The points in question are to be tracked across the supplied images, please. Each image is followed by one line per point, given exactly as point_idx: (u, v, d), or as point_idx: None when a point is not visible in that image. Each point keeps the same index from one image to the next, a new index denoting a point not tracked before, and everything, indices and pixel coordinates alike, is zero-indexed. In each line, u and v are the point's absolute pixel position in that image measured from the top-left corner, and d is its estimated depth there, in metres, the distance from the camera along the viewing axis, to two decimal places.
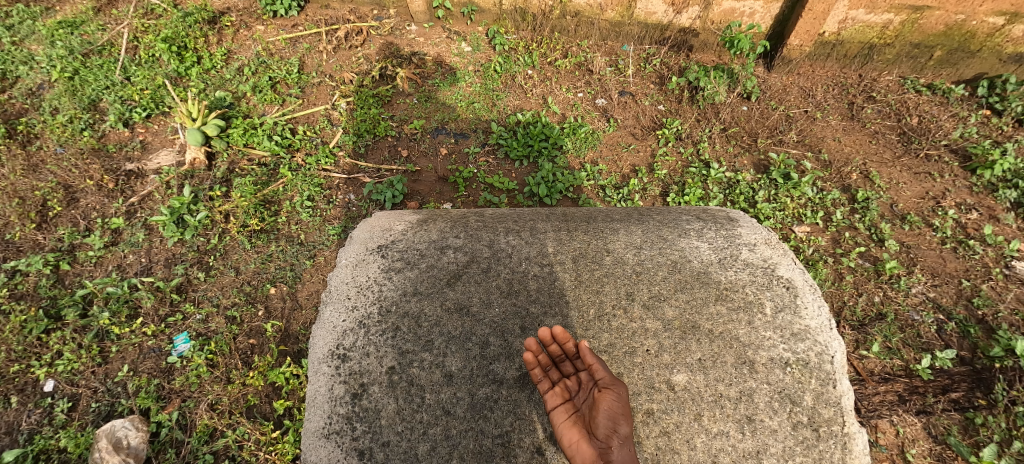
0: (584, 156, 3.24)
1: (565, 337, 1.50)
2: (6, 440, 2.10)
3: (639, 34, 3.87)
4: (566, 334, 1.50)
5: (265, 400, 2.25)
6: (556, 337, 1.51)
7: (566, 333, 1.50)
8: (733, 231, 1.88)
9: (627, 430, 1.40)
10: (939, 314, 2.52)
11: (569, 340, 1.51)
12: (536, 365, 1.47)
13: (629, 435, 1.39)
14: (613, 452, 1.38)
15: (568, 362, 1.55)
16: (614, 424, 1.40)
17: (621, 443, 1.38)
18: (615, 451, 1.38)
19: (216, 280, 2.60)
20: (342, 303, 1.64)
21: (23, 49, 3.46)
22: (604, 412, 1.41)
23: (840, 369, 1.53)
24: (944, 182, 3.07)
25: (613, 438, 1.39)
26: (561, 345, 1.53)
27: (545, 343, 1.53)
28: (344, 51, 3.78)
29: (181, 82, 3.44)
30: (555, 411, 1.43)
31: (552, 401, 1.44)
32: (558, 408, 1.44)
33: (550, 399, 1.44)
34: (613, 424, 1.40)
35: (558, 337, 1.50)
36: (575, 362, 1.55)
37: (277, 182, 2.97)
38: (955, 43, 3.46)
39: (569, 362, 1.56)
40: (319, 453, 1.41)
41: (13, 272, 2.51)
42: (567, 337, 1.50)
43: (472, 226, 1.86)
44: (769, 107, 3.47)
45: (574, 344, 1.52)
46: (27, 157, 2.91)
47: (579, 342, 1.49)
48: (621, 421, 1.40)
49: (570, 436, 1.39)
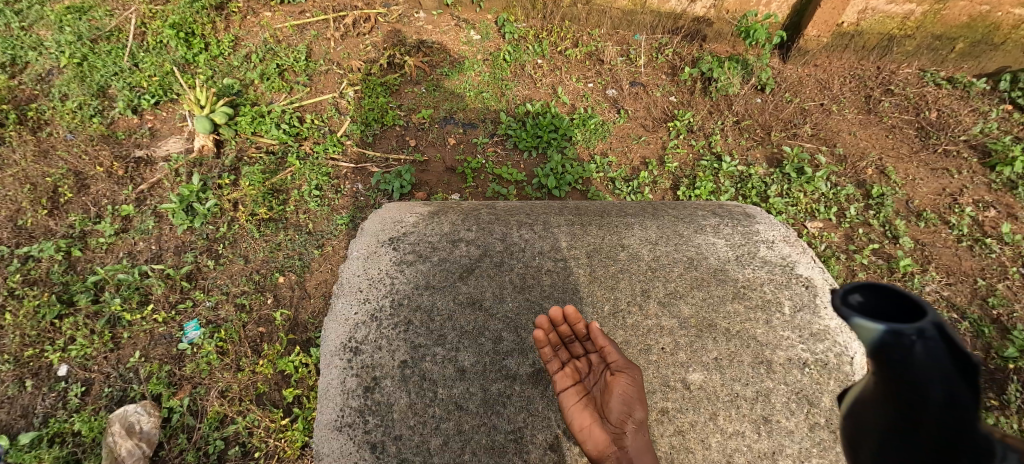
0: (594, 147, 3.20)
1: (577, 318, 1.49)
2: (22, 423, 2.15)
3: (651, 23, 3.79)
4: (578, 315, 1.49)
5: (275, 388, 2.27)
6: (567, 317, 1.50)
7: (579, 313, 1.49)
8: (751, 228, 1.86)
9: (642, 415, 1.38)
10: (953, 313, 2.49)
11: (581, 321, 1.50)
12: (546, 343, 1.44)
13: (643, 420, 1.38)
14: (627, 438, 1.37)
15: (577, 343, 1.54)
16: (628, 409, 1.39)
17: (635, 428, 1.37)
18: (628, 436, 1.37)
19: (226, 268, 2.60)
20: (354, 296, 1.63)
21: (32, 34, 3.42)
22: (617, 398, 1.39)
23: (859, 371, 1.51)
24: (962, 178, 3.02)
25: (627, 423, 1.38)
26: (570, 326, 1.52)
27: (553, 321, 1.51)
28: (352, 39, 3.73)
29: (189, 69, 3.41)
30: (566, 393, 1.40)
31: (561, 384, 1.42)
32: (567, 390, 1.41)
33: (560, 381, 1.42)
34: (627, 409, 1.39)
35: (569, 317, 1.48)
36: (585, 343, 1.54)
37: (285, 171, 2.95)
38: (978, 35, 3.39)
39: (578, 343, 1.54)
40: (331, 445, 1.41)
41: (26, 258, 2.52)
42: (578, 317, 1.49)
43: (484, 219, 1.85)
44: (784, 99, 3.41)
45: (584, 325, 1.52)
46: (38, 143, 2.91)
47: (590, 323, 1.49)
48: (635, 406, 1.39)
49: (582, 419, 1.37)
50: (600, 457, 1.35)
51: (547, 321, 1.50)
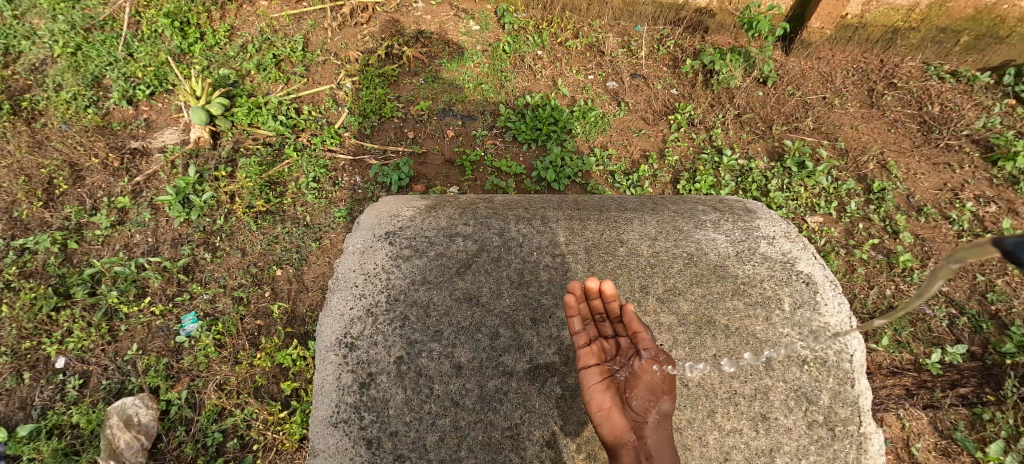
0: (594, 140, 3.18)
1: (613, 296, 1.52)
2: (21, 414, 2.15)
3: (653, 14, 3.74)
4: (614, 293, 1.52)
5: (272, 381, 2.26)
6: (603, 293, 1.52)
7: (616, 292, 1.52)
8: (752, 223, 1.84)
9: (667, 408, 1.39)
10: (952, 308, 2.48)
11: (617, 301, 1.53)
12: (576, 314, 1.47)
13: (668, 413, 1.39)
14: (647, 428, 1.37)
15: (607, 324, 1.56)
16: (654, 400, 1.40)
17: (657, 420, 1.38)
18: (648, 427, 1.38)
19: (223, 261, 2.59)
20: (349, 291, 1.61)
21: (25, 23, 3.37)
22: (644, 384, 1.41)
23: (858, 368, 1.50)
24: (964, 173, 3.00)
25: (651, 413, 1.39)
26: (604, 303, 1.55)
27: (586, 296, 1.54)
28: (349, 29, 3.68)
29: (185, 59, 3.37)
30: (587, 371, 1.40)
31: (585, 360, 1.41)
32: (590, 370, 1.40)
33: (584, 358, 1.42)
34: (654, 400, 1.39)
35: (606, 293, 1.51)
36: (616, 327, 1.55)
37: (282, 163, 2.92)
38: (983, 28, 3.35)
39: (609, 325, 1.55)
40: (327, 441, 1.40)
41: (22, 250, 2.51)
42: (614, 295, 1.52)
43: (482, 213, 1.83)
44: (786, 92, 3.37)
45: (618, 305, 1.54)
46: (32, 134, 2.88)
47: (627, 305, 1.51)
48: (663, 398, 1.40)
49: (602, 401, 1.37)
50: (616, 443, 1.35)
51: (582, 293, 1.53)
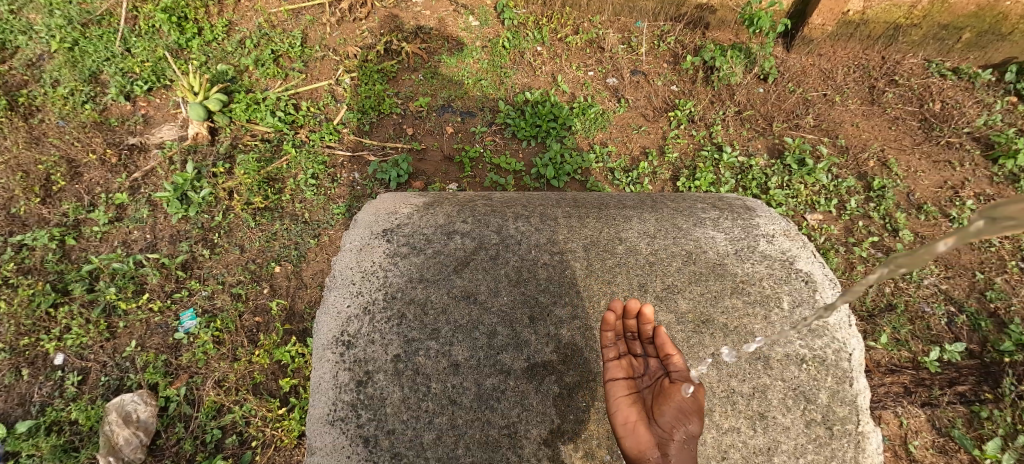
0: (594, 137, 3.17)
1: (649, 318, 1.48)
2: (20, 411, 2.15)
3: (653, 10, 3.72)
4: (652, 316, 1.49)
5: (271, 378, 2.26)
6: (639, 314, 1.49)
7: (653, 314, 1.49)
8: (751, 221, 1.83)
9: (695, 430, 1.36)
10: (951, 306, 2.48)
11: (651, 322, 1.50)
12: (610, 330, 1.46)
13: (695, 434, 1.35)
14: (673, 446, 1.36)
15: (638, 342, 1.52)
16: (682, 420, 1.37)
17: (683, 440, 1.35)
18: (673, 445, 1.36)
19: (221, 257, 2.58)
20: (347, 289, 1.61)
21: (22, 18, 3.35)
22: (673, 403, 1.40)
23: (857, 367, 1.50)
24: (964, 171, 2.99)
25: (677, 433, 1.37)
26: (638, 323, 1.51)
27: (622, 314, 1.50)
28: (348, 24, 3.66)
29: (182, 55, 3.35)
30: (614, 384, 1.40)
31: (612, 373, 1.42)
32: (618, 383, 1.41)
33: (613, 371, 1.42)
34: (682, 420, 1.37)
35: (645, 315, 1.47)
36: (646, 347, 1.52)
37: (281, 160, 2.91)
38: (985, 25, 3.32)
39: (640, 344, 1.52)
40: (324, 439, 1.40)
41: (20, 246, 2.50)
42: (652, 317, 1.48)
43: (480, 211, 1.82)
44: (787, 89, 3.36)
45: (652, 326, 1.51)
46: (29, 130, 2.87)
47: (660, 327, 1.48)
48: (691, 418, 1.36)
49: (629, 414, 1.37)
50: (638, 458, 1.34)
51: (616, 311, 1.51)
